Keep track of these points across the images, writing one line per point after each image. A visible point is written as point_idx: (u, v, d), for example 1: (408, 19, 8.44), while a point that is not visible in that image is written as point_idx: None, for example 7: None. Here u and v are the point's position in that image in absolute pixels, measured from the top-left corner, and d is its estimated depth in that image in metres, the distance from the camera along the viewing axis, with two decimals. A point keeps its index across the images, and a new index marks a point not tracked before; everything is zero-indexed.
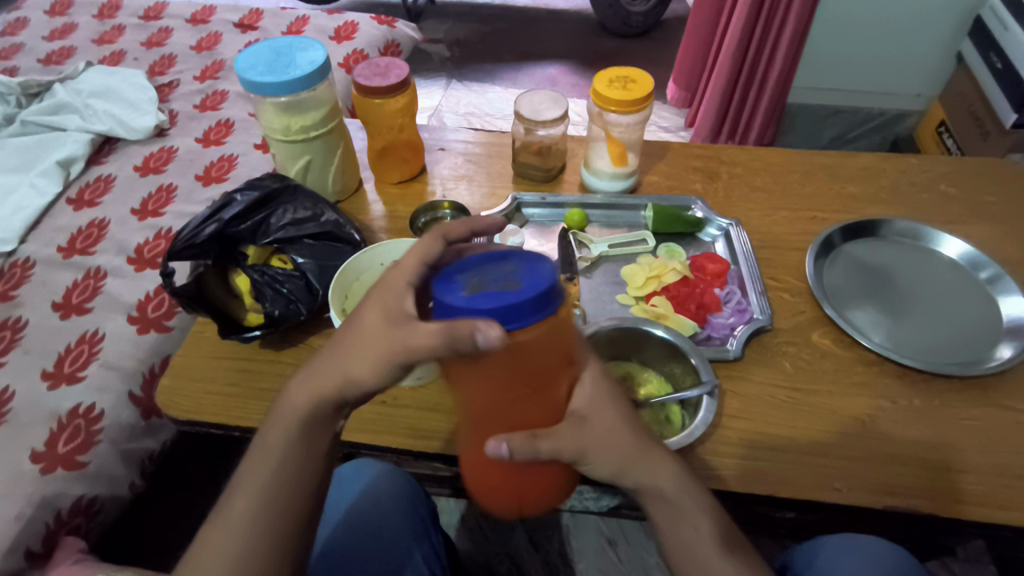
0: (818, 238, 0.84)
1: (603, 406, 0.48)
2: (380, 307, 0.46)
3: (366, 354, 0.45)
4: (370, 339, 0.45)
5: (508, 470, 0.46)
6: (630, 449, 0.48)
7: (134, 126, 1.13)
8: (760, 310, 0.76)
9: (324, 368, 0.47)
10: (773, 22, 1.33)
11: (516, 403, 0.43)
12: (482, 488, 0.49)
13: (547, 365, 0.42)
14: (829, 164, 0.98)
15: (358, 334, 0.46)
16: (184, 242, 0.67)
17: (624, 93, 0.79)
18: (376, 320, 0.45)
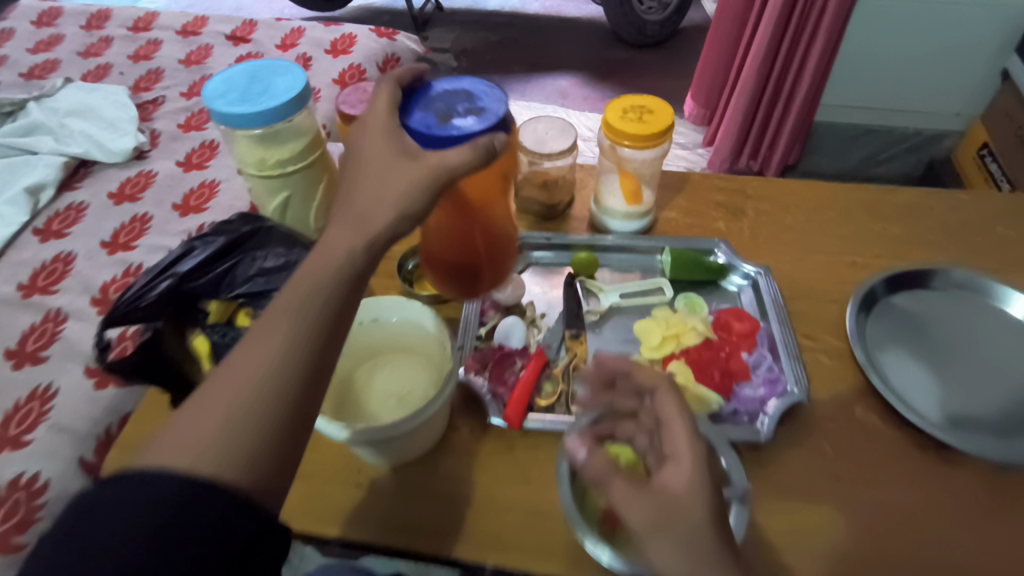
0: (860, 289, 0.74)
1: (697, 497, 0.39)
2: (390, 145, 0.48)
3: (399, 188, 0.47)
4: (398, 171, 0.47)
5: (476, 280, 0.66)
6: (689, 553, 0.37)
7: (111, 148, 1.05)
8: (795, 381, 0.66)
9: (348, 212, 0.48)
10: (803, 35, 1.23)
11: (476, 231, 0.61)
12: (455, 290, 0.68)
13: (490, 191, 0.59)
14: (869, 199, 0.87)
15: (375, 168, 0.48)
16: (125, 306, 0.57)
17: (639, 127, 0.70)
18: (387, 153, 0.48)
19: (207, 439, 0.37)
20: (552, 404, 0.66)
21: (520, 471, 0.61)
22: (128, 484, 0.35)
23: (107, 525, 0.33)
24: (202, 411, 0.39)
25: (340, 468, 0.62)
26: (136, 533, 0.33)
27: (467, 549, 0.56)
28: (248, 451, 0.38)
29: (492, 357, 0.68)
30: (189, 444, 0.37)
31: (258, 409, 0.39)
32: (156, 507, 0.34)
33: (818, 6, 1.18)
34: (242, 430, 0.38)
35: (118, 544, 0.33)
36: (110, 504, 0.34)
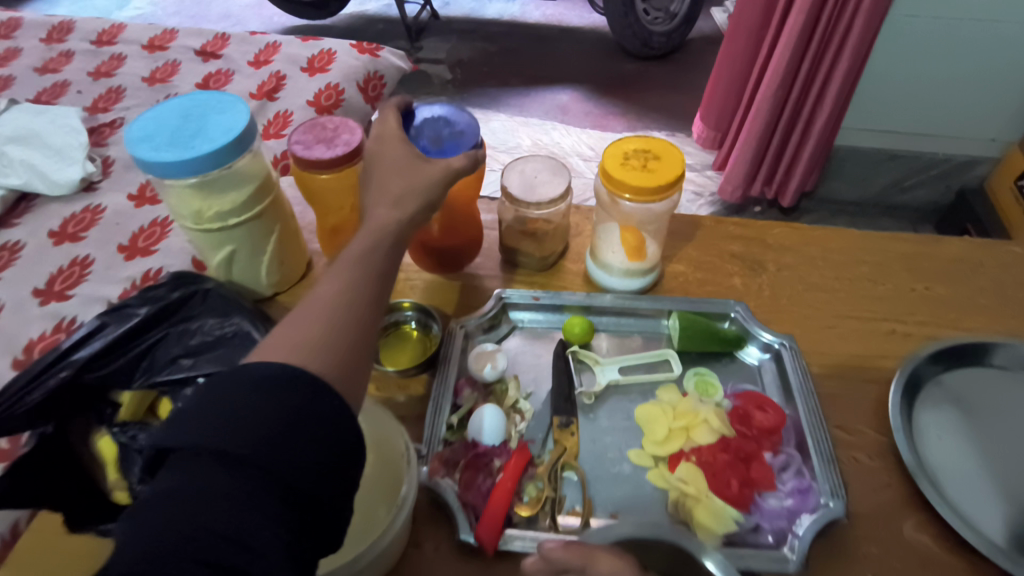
0: (904, 369, 0.62)
1: None
2: (407, 145, 0.53)
3: (426, 177, 0.51)
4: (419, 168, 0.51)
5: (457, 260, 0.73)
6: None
7: (55, 179, 0.94)
8: (830, 492, 0.54)
9: (376, 192, 0.49)
10: (826, 55, 1.12)
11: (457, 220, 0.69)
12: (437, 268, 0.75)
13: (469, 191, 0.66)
14: (908, 252, 0.75)
15: (393, 167, 0.51)
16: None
17: (643, 178, 0.59)
18: (406, 157, 0.52)
19: (304, 346, 0.37)
20: (535, 514, 0.54)
21: None
22: (246, 373, 0.34)
23: (234, 399, 0.32)
24: (289, 328, 0.38)
25: None
26: (266, 409, 0.32)
27: None
28: (344, 355, 0.38)
29: (465, 455, 0.57)
30: (290, 346, 0.37)
31: (350, 323, 0.40)
32: (282, 392, 0.33)
33: (844, 25, 1.07)
34: (336, 338, 0.38)
35: (253, 417, 0.32)
36: (235, 386, 0.33)
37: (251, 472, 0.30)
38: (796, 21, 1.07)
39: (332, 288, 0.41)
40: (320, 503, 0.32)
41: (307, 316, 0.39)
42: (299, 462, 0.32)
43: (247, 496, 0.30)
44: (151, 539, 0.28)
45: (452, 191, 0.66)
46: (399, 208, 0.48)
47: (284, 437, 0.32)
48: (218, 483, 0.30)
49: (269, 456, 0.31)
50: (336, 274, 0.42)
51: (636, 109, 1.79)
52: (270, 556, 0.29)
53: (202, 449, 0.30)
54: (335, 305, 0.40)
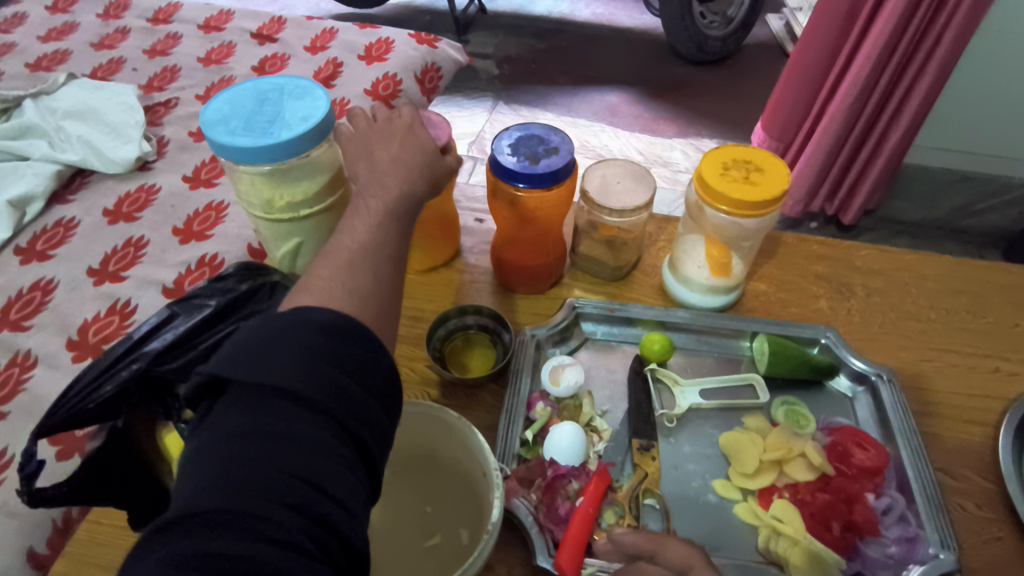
0: (1017, 410, 0.58)
1: None
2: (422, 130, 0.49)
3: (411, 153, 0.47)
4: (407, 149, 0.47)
5: (539, 277, 0.69)
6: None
7: (111, 157, 0.93)
8: (938, 543, 0.50)
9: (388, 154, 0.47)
10: (908, 69, 1.06)
11: (532, 238, 0.65)
12: (520, 285, 0.70)
13: (549, 212, 0.63)
14: (1009, 284, 0.71)
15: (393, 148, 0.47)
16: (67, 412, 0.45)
17: (747, 191, 0.55)
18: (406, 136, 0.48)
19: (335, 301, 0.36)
20: None
21: None
22: (304, 315, 0.32)
23: (300, 341, 0.30)
24: (317, 280, 0.37)
25: None
26: (336, 358, 0.31)
27: None
28: (373, 309, 0.37)
29: (543, 474, 0.53)
30: (324, 296, 0.36)
31: (381, 279, 0.39)
32: (347, 340, 0.32)
33: (933, 38, 1.01)
34: (366, 294, 0.37)
35: (321, 360, 0.30)
36: (297, 327, 0.31)
37: (326, 420, 0.29)
38: (881, 30, 1.02)
39: (357, 240, 0.40)
40: (378, 460, 0.31)
41: (335, 266, 0.38)
42: (368, 418, 0.31)
43: (326, 444, 0.28)
44: (232, 478, 0.26)
45: (539, 210, 0.61)
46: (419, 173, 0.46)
47: (353, 387, 0.30)
48: (296, 427, 0.28)
49: (340, 404, 0.30)
50: (356, 225, 0.41)
51: (688, 115, 1.74)
52: (350, 506, 0.28)
53: (277, 389, 0.29)
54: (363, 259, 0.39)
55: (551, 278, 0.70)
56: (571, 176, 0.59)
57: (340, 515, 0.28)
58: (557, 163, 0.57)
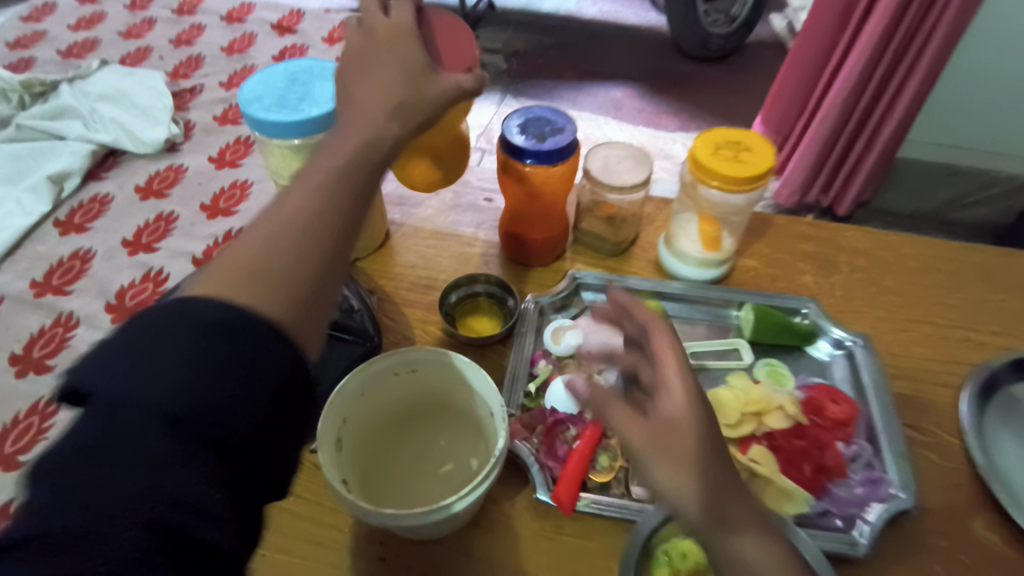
0: (979, 374, 0.63)
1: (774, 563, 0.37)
2: (410, 46, 0.42)
3: (387, 85, 0.41)
4: (386, 71, 0.41)
5: (543, 250, 0.74)
6: (704, 484, 0.35)
7: (142, 138, 0.99)
8: (899, 484, 0.55)
9: (362, 92, 0.41)
10: (899, 65, 1.11)
11: (538, 213, 0.71)
12: (524, 257, 0.75)
13: (554, 187, 0.68)
14: (983, 263, 0.75)
15: (377, 65, 0.42)
16: None
17: (734, 168, 0.60)
18: (389, 50, 0.42)
19: (247, 278, 0.34)
20: (609, 483, 0.56)
21: (564, 562, 0.53)
22: (193, 313, 0.32)
23: (176, 349, 0.30)
24: (247, 243, 0.36)
25: (359, 536, 0.54)
26: (208, 370, 0.30)
27: None
28: (291, 295, 0.35)
29: (543, 421, 0.59)
30: (231, 282, 0.34)
31: (309, 257, 0.36)
32: (232, 342, 0.31)
33: (924, 34, 1.06)
34: (286, 271, 0.35)
35: (193, 368, 0.30)
36: (177, 333, 0.31)
37: (190, 437, 0.29)
38: (875, 26, 1.06)
39: (294, 201, 0.37)
40: (260, 462, 0.32)
41: (254, 245, 0.36)
42: (247, 421, 0.31)
43: (187, 461, 0.29)
44: (84, 494, 0.28)
45: (545, 184, 0.67)
46: (394, 117, 0.40)
47: (227, 403, 0.30)
48: (156, 442, 0.29)
49: (207, 416, 0.30)
50: (303, 178, 0.38)
51: (690, 110, 1.79)
52: (212, 515, 0.29)
53: (141, 406, 0.29)
54: (295, 225, 0.36)
55: (554, 251, 0.75)
56: (574, 154, 0.65)
57: (199, 525, 0.29)
58: (564, 140, 0.63)
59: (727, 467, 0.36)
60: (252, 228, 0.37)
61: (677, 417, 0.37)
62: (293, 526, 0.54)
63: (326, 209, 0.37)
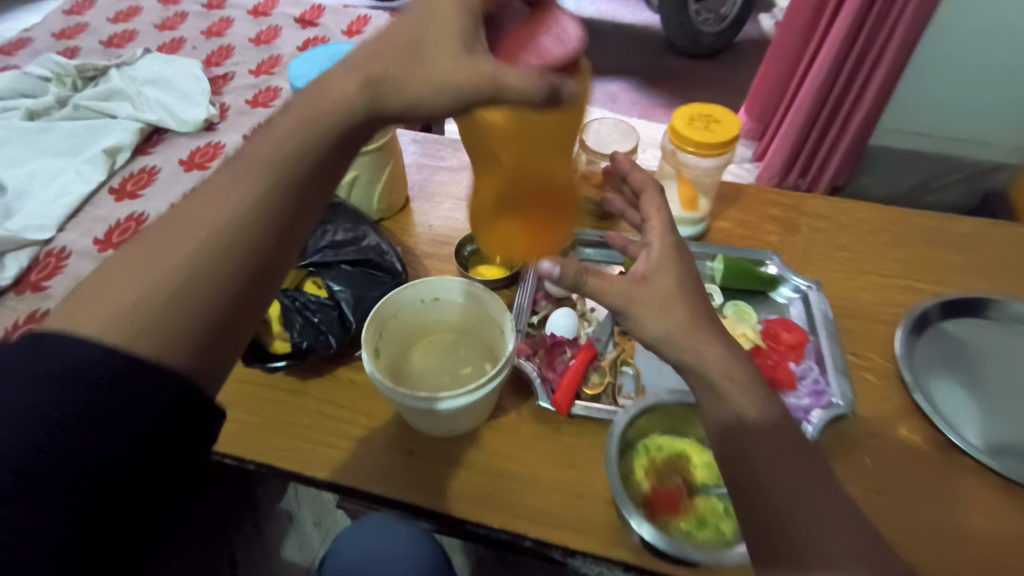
0: (912, 313, 0.74)
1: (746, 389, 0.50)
2: (453, 26, 0.42)
3: (395, 57, 0.43)
4: (394, 45, 0.43)
5: None
6: (683, 324, 0.48)
7: (183, 118, 1.10)
8: (841, 393, 0.67)
9: (369, 60, 0.43)
10: (867, 58, 1.23)
11: None
12: None
13: None
14: (927, 225, 0.86)
15: (405, 33, 0.43)
16: None
17: (705, 135, 0.71)
18: (409, 25, 0.43)
19: (127, 314, 0.36)
20: (599, 394, 0.67)
21: (563, 454, 0.64)
22: (51, 360, 0.34)
23: (14, 398, 0.33)
24: (134, 274, 0.38)
25: (392, 434, 0.65)
26: (45, 416, 0.33)
27: (521, 527, 0.59)
28: (171, 321, 0.37)
29: (544, 345, 0.70)
30: (102, 313, 0.36)
31: (191, 286, 0.39)
32: (75, 387, 0.33)
33: (888, 29, 1.18)
34: (176, 305, 0.38)
35: (38, 414, 0.33)
36: (23, 383, 0.33)
37: (37, 476, 0.32)
38: (843, 21, 1.19)
39: (188, 236, 0.40)
40: (121, 490, 0.34)
41: (141, 272, 0.38)
42: (99, 456, 0.33)
43: (46, 504, 0.32)
44: None
45: None
46: (365, 98, 0.43)
47: (74, 444, 0.33)
48: (5, 480, 0.32)
49: (69, 457, 0.33)
50: (198, 207, 0.41)
51: (681, 102, 1.91)
52: (63, 542, 0.32)
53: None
54: (180, 254, 0.39)
55: None
56: None
57: (52, 551, 0.32)
58: None
59: (701, 314, 0.49)
60: (137, 254, 0.40)
61: (658, 283, 0.50)
62: (335, 426, 0.66)
63: (220, 244, 0.40)
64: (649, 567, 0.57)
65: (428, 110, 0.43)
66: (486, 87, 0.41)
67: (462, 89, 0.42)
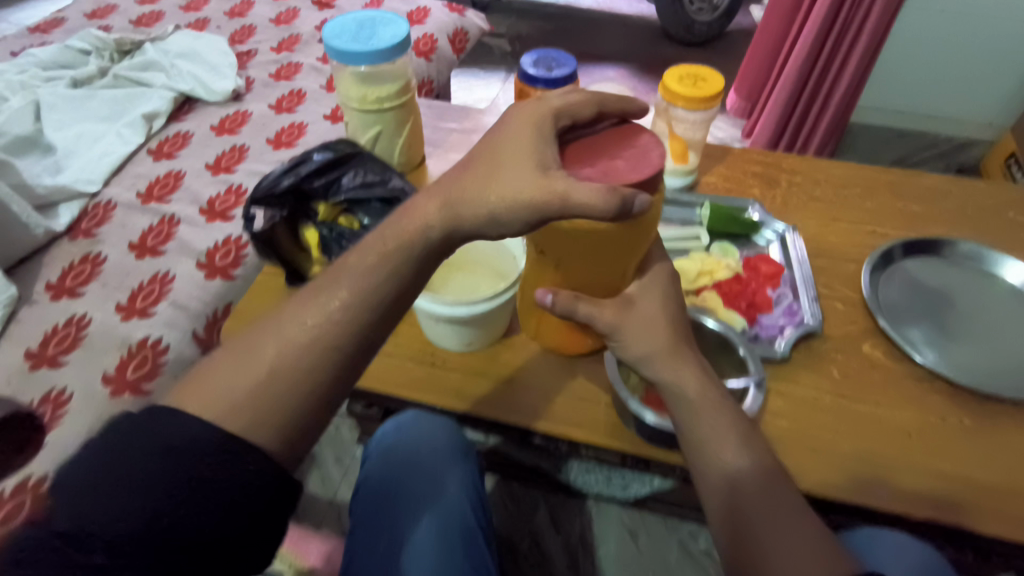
0: (877, 251, 0.83)
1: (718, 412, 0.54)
2: (528, 151, 0.46)
3: (488, 181, 0.46)
4: (486, 166, 0.47)
5: None
6: (663, 347, 0.56)
7: (213, 88, 1.18)
8: (811, 314, 0.76)
9: (453, 183, 0.47)
10: (846, 36, 1.32)
11: None
12: None
13: None
14: (894, 180, 0.95)
15: (493, 161, 0.47)
16: (263, 190, 0.74)
17: (692, 91, 0.80)
18: (501, 151, 0.47)
19: (238, 406, 0.39)
20: None
21: (567, 366, 0.73)
22: (163, 430, 0.37)
23: (132, 469, 0.36)
24: (235, 368, 0.41)
25: (417, 350, 0.74)
26: (161, 485, 0.36)
27: (531, 422, 0.68)
28: (280, 417, 0.40)
29: None
30: (215, 401, 0.39)
31: (291, 382, 0.41)
32: (188, 461, 0.36)
33: (864, 10, 1.27)
34: (268, 401, 0.40)
35: (152, 480, 0.36)
36: (139, 456, 0.36)
37: (138, 547, 0.34)
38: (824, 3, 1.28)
39: (290, 336, 0.42)
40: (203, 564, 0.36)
41: (248, 365, 0.41)
42: (198, 527, 0.36)
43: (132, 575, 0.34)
44: None
45: None
46: (444, 218, 0.46)
47: (180, 518, 0.36)
48: (110, 547, 0.34)
49: (167, 529, 0.35)
50: (299, 303, 0.44)
51: None
52: None
53: (97, 522, 0.34)
54: (281, 353, 0.42)
55: None
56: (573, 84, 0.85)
57: None
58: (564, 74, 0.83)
59: (679, 340, 0.57)
60: (240, 348, 0.42)
61: (645, 306, 0.58)
62: None
63: (320, 346, 0.42)
64: (643, 456, 0.66)
65: (500, 223, 0.46)
66: (558, 203, 0.44)
67: (538, 204, 0.45)
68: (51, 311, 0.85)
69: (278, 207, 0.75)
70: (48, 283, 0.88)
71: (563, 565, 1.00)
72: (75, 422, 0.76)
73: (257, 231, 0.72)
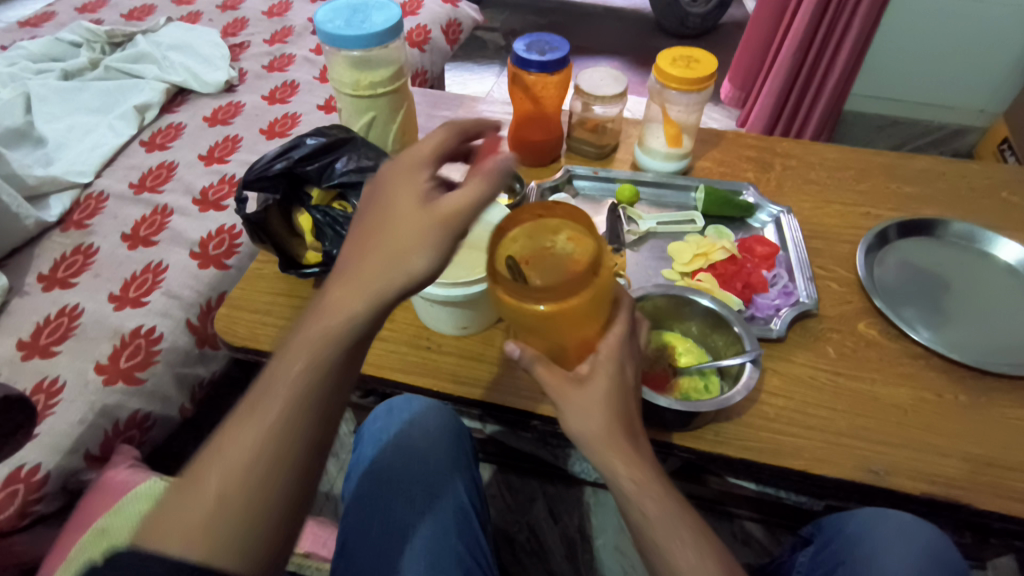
0: (872, 231, 0.83)
1: (662, 499, 0.47)
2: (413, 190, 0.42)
3: (393, 244, 0.40)
4: (386, 222, 0.41)
5: (542, 147, 0.92)
6: (605, 428, 0.48)
7: (206, 80, 1.17)
8: (807, 294, 0.76)
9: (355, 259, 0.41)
10: (837, 24, 1.32)
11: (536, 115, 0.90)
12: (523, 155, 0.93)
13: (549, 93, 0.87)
14: (887, 163, 0.95)
15: (390, 214, 0.42)
16: (255, 174, 0.73)
17: (685, 72, 0.80)
18: (402, 210, 0.41)
19: (198, 533, 0.35)
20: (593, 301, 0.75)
21: None
22: None
23: None
24: (181, 504, 0.36)
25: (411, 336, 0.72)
26: None
27: (527, 404, 0.67)
28: (248, 539, 0.36)
29: None
30: (169, 532, 0.35)
31: (254, 492, 0.37)
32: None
33: None
34: (229, 526, 0.36)
35: None
36: None
37: None
38: None
39: (239, 453, 0.37)
40: None
41: (199, 490, 0.36)
42: None
43: None
44: None
45: (542, 91, 0.87)
46: (367, 297, 0.39)
47: None
48: None
49: None
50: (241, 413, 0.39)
51: None
52: None
53: None
54: (233, 474, 0.37)
55: (550, 151, 0.93)
56: (567, 68, 0.85)
57: None
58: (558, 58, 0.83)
59: (620, 424, 0.48)
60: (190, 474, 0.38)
61: (595, 385, 0.50)
62: None
63: (272, 457, 0.37)
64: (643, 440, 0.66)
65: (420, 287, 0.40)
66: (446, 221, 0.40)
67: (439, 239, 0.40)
68: (43, 302, 0.84)
69: (271, 191, 0.75)
70: (40, 274, 0.87)
71: (561, 555, 1.00)
72: (67, 412, 0.75)
73: (250, 215, 0.73)
